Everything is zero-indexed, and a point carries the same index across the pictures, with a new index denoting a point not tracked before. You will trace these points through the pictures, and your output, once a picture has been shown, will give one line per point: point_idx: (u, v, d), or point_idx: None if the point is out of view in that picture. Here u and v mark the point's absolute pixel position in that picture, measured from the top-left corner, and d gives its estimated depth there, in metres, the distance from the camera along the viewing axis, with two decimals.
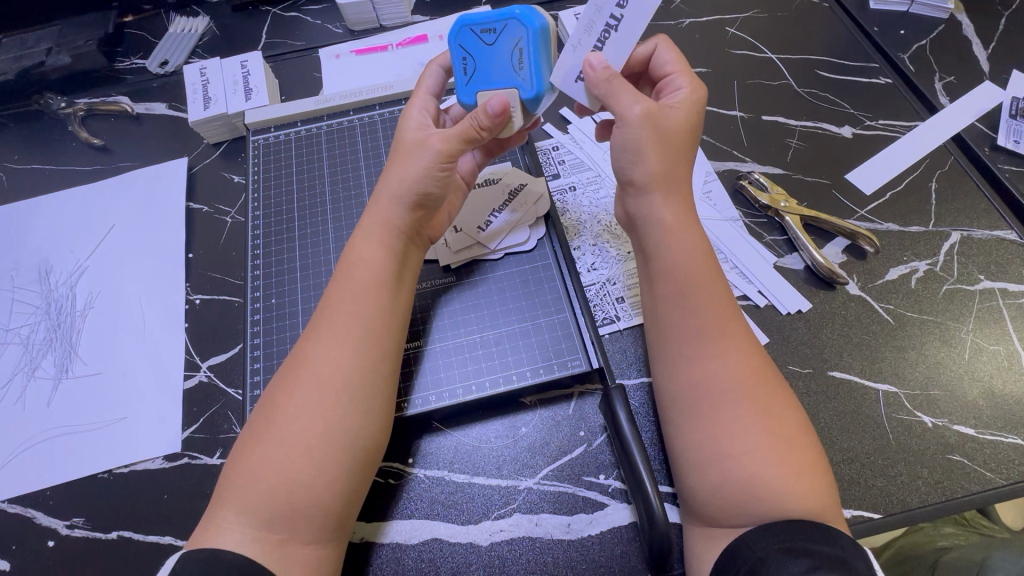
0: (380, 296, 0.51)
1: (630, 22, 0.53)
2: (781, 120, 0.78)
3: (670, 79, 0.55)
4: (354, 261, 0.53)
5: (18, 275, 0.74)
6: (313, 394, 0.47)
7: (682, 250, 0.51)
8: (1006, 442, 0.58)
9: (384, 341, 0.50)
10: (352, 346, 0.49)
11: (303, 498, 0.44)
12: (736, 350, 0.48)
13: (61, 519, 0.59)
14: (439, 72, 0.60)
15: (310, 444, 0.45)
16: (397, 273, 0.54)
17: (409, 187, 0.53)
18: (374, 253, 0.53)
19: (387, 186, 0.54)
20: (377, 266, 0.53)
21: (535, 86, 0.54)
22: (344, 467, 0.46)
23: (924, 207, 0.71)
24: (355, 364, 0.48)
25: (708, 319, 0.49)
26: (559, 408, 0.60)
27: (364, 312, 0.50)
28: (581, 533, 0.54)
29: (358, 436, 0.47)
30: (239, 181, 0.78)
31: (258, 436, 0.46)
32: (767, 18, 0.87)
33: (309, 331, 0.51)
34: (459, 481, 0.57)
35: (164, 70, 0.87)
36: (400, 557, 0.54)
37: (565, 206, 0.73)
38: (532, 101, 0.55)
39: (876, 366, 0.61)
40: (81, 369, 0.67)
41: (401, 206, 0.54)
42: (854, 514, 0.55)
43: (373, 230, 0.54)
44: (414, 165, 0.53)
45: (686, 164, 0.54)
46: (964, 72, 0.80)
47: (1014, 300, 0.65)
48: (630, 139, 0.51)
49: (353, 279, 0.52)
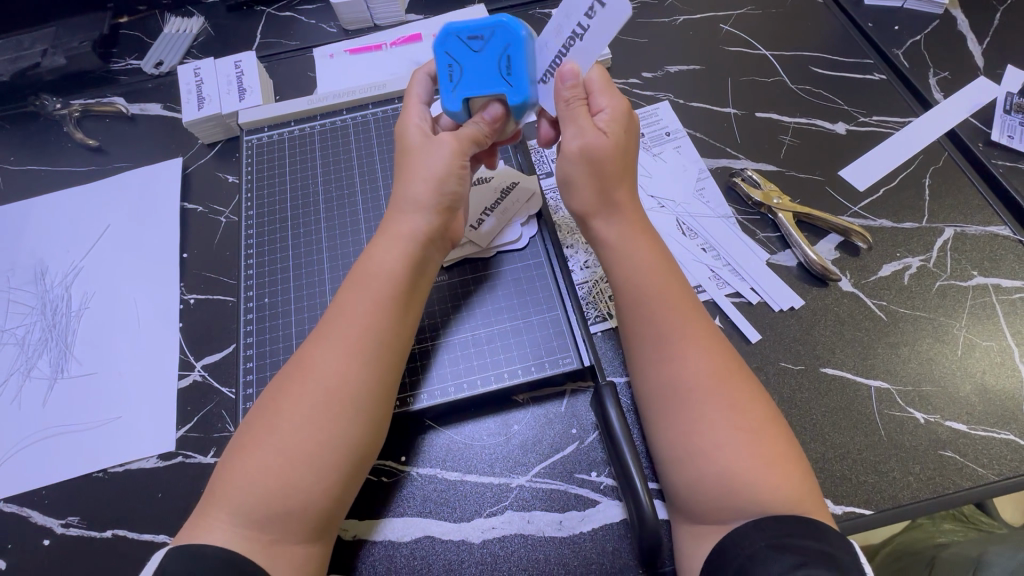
0: (389, 302, 0.51)
1: (594, 37, 0.52)
2: (775, 118, 0.78)
3: (604, 101, 0.53)
4: (368, 269, 0.53)
5: (13, 276, 0.74)
6: (318, 403, 0.47)
7: (645, 257, 0.53)
8: (998, 438, 0.58)
9: (390, 349, 0.50)
10: (359, 355, 0.49)
11: (299, 502, 0.45)
12: (708, 347, 0.49)
13: (57, 518, 0.59)
14: (427, 82, 0.59)
15: (311, 451, 0.45)
16: (414, 282, 0.54)
17: (432, 190, 0.53)
18: (392, 261, 0.52)
19: (410, 193, 0.53)
20: (387, 272, 0.52)
21: (521, 92, 0.54)
22: (341, 474, 0.46)
23: (918, 203, 0.71)
24: (364, 376, 0.48)
25: (679, 318, 0.50)
26: (553, 405, 0.60)
27: (375, 322, 0.50)
28: (573, 530, 0.55)
29: (357, 444, 0.47)
30: (233, 181, 0.78)
31: (255, 438, 0.46)
32: (762, 15, 0.87)
33: (315, 335, 0.50)
34: (452, 479, 0.57)
35: (160, 70, 0.87)
36: (393, 554, 0.54)
37: (558, 204, 0.72)
38: (518, 107, 0.55)
39: (870, 362, 0.61)
40: (76, 369, 0.68)
41: (426, 214, 0.54)
42: (846, 510, 0.55)
43: (389, 235, 0.54)
44: (435, 171, 0.53)
45: (627, 182, 0.54)
46: (958, 68, 0.80)
47: (1007, 296, 0.64)
48: (564, 169, 0.53)
49: (366, 287, 0.51)
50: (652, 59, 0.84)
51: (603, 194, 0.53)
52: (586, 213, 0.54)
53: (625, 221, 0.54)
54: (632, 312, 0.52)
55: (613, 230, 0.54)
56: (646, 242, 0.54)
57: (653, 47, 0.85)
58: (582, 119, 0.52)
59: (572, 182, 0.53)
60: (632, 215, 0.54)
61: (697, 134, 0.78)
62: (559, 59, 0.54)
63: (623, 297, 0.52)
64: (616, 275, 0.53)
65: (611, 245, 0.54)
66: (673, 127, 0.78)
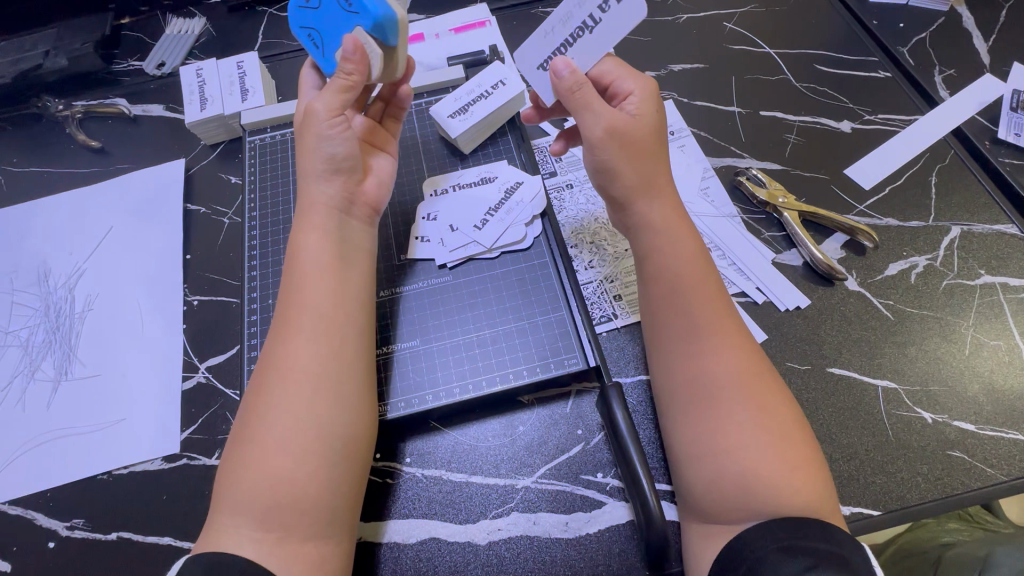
0: (320, 277, 0.52)
1: (604, 30, 0.54)
2: (779, 116, 0.78)
3: (627, 83, 0.55)
4: (292, 252, 0.54)
5: (17, 278, 0.74)
6: (280, 390, 0.47)
7: (685, 249, 0.52)
8: (1007, 438, 0.57)
9: (338, 323, 0.51)
10: (303, 334, 0.49)
11: (287, 491, 0.44)
12: (739, 346, 0.48)
13: (62, 520, 0.59)
14: (314, 74, 0.63)
15: (285, 437, 0.45)
16: (344, 255, 0.54)
17: (319, 157, 0.54)
18: (307, 235, 0.53)
19: (302, 168, 0.55)
20: (311, 249, 0.53)
21: (365, 13, 0.53)
22: (325, 456, 0.46)
23: (924, 201, 0.70)
24: (315, 353, 0.49)
25: (712, 316, 0.49)
26: (558, 406, 0.60)
27: (314, 301, 0.51)
28: (579, 532, 0.54)
29: (332, 424, 0.47)
30: (236, 182, 0.78)
31: (240, 441, 0.47)
32: (765, 13, 0.87)
33: (273, 333, 0.51)
34: (458, 480, 0.57)
35: (162, 71, 0.87)
36: (398, 555, 0.54)
37: (562, 204, 0.72)
38: (375, 29, 0.54)
39: (877, 362, 0.61)
40: (80, 371, 0.67)
41: (321, 181, 0.54)
42: (854, 511, 0.55)
43: (301, 215, 0.54)
44: (313, 132, 0.54)
45: (663, 167, 0.55)
46: (964, 65, 0.80)
47: (1015, 295, 0.64)
48: (593, 157, 0.53)
49: (307, 273, 0.52)
50: (655, 58, 0.84)
51: (644, 175, 0.53)
52: (630, 195, 0.53)
53: (666, 208, 0.54)
54: (667, 303, 0.51)
55: (656, 214, 0.53)
56: (687, 230, 0.54)
57: (656, 45, 0.85)
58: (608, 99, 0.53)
59: (612, 166, 0.53)
60: (670, 200, 0.55)
61: (701, 133, 0.77)
62: (564, 48, 0.56)
63: (653, 289, 0.52)
64: (650, 264, 0.53)
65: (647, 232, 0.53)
66: (677, 125, 0.78)
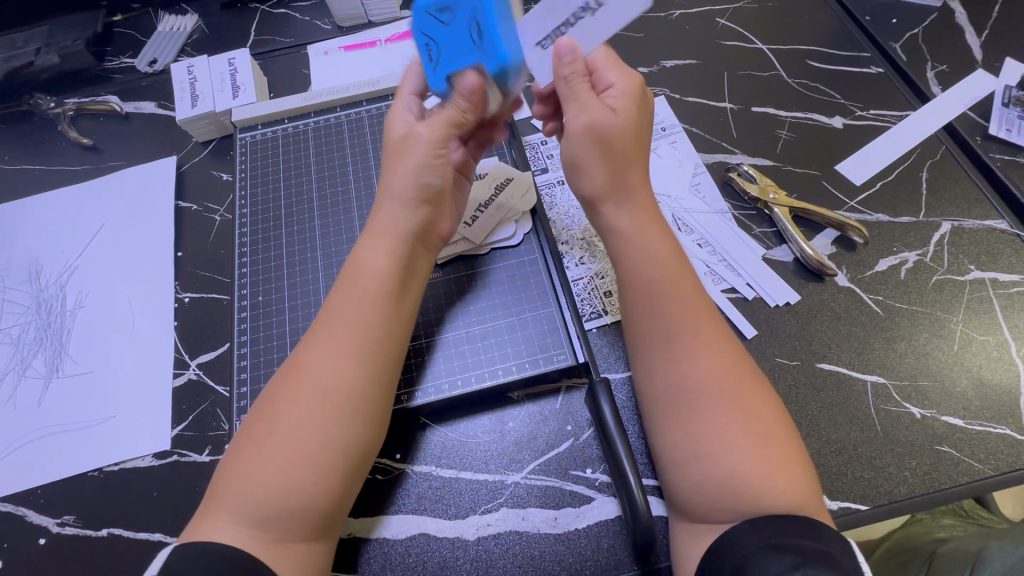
0: (385, 303, 0.51)
1: (606, 13, 0.52)
2: (771, 112, 0.77)
3: (614, 76, 0.53)
4: (357, 265, 0.53)
5: (8, 276, 0.74)
6: (314, 403, 0.47)
7: (665, 250, 0.52)
8: (995, 433, 0.57)
9: (387, 346, 0.50)
10: (353, 353, 0.49)
11: (301, 503, 0.44)
12: (718, 347, 0.48)
13: (52, 517, 0.59)
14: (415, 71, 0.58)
15: (310, 452, 0.45)
16: (404, 281, 0.53)
17: (409, 181, 0.53)
18: (379, 257, 0.52)
19: (389, 188, 0.54)
20: (382, 273, 0.52)
21: (497, 54, 0.51)
22: (341, 473, 0.46)
23: (914, 197, 0.70)
24: (360, 373, 0.48)
25: (691, 319, 0.49)
26: (547, 402, 0.60)
27: (366, 318, 0.50)
28: (567, 527, 0.54)
29: (358, 443, 0.47)
30: (228, 180, 0.78)
31: (257, 440, 0.46)
32: (758, 9, 0.87)
33: (312, 336, 0.50)
34: (447, 476, 0.57)
35: (154, 68, 0.87)
36: (387, 551, 0.54)
37: (553, 201, 0.72)
38: (498, 72, 0.52)
39: (865, 357, 0.61)
40: (72, 368, 0.68)
41: (405, 207, 0.53)
42: (841, 505, 0.55)
43: (377, 234, 0.54)
44: (409, 157, 0.53)
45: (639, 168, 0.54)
46: (956, 60, 0.79)
47: (1004, 290, 0.64)
48: (569, 149, 0.53)
49: (355, 286, 0.52)
50: (647, 54, 0.84)
51: (615, 175, 0.52)
52: (595, 198, 0.53)
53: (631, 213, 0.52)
54: (643, 309, 0.51)
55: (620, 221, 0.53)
56: (665, 229, 0.53)
57: (649, 41, 0.85)
58: (585, 96, 0.52)
59: (580, 162, 0.53)
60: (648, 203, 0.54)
61: (692, 129, 0.77)
62: (561, 29, 0.54)
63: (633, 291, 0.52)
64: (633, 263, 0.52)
65: (625, 235, 0.53)
66: (669, 122, 0.78)
